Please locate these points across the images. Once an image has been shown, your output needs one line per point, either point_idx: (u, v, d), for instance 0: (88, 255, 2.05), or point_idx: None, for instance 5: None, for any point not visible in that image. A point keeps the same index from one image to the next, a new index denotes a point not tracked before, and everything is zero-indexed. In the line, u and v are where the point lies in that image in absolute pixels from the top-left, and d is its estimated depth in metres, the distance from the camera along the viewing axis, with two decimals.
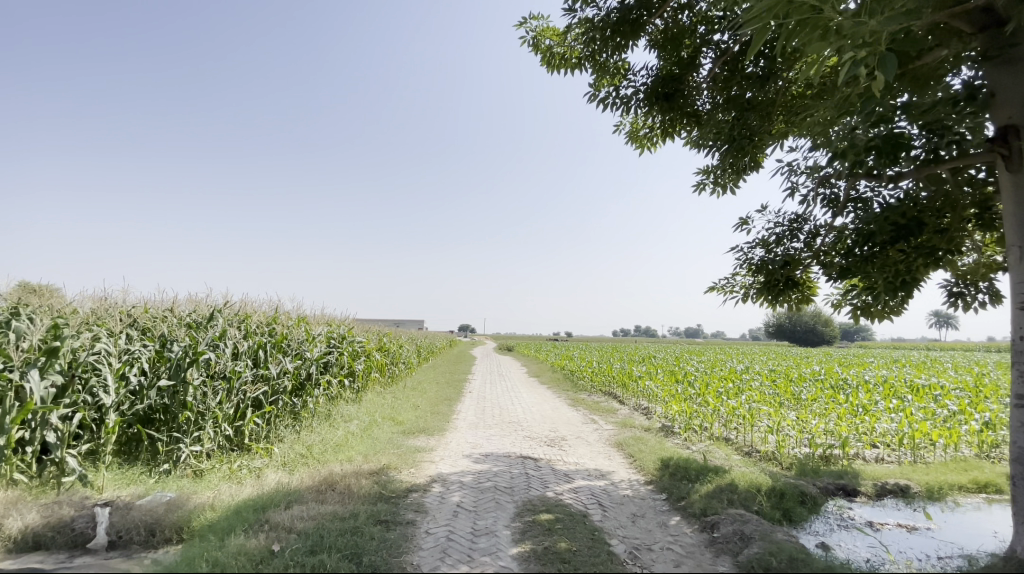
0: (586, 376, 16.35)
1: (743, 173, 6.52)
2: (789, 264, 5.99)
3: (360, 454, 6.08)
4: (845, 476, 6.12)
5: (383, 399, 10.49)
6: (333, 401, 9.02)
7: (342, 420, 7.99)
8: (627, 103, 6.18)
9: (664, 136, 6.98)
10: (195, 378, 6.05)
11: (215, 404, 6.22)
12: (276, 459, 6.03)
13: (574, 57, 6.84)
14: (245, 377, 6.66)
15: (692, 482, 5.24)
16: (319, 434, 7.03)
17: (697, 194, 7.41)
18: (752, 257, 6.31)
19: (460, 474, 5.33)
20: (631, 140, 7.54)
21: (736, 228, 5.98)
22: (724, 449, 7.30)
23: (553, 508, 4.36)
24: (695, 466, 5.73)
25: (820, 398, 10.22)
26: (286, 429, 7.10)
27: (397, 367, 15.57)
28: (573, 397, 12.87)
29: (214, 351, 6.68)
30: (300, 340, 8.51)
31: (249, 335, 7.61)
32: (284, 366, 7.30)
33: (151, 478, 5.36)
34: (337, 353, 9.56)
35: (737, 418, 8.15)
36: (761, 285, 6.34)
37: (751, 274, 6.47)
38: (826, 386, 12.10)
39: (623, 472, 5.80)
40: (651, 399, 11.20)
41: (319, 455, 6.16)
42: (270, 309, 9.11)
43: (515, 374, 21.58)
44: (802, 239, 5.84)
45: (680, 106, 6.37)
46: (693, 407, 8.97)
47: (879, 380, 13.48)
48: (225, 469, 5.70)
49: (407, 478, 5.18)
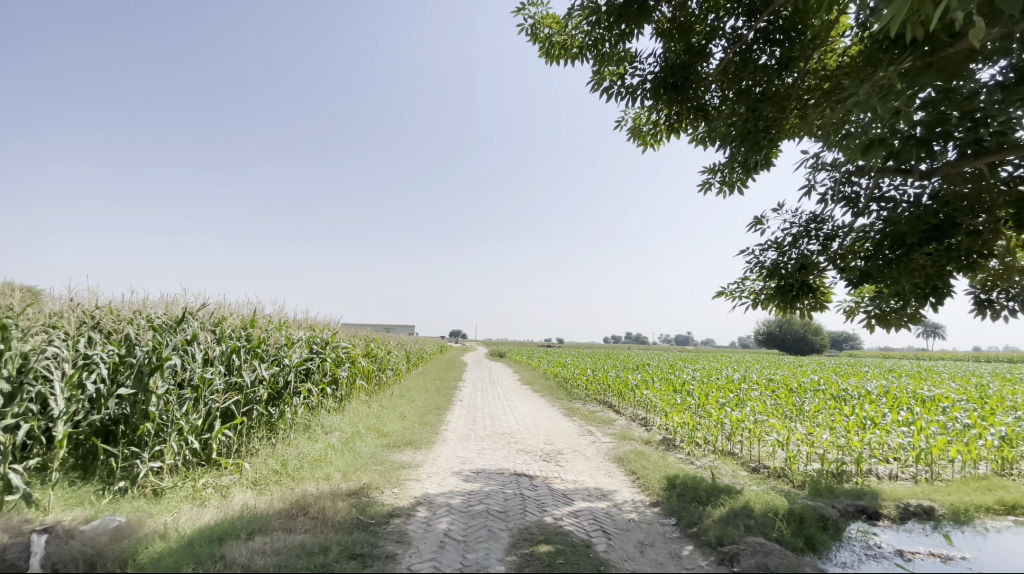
0: (580, 384, 15.88)
1: (753, 172, 6.16)
2: (804, 268, 5.61)
3: (339, 471, 5.56)
4: (865, 497, 5.73)
5: (368, 408, 9.95)
6: (314, 410, 8.48)
7: (323, 432, 7.44)
8: (633, 93, 5.78)
9: (669, 132, 6.60)
10: (159, 387, 5.51)
11: (181, 414, 5.67)
12: (246, 476, 5.48)
13: (574, 47, 6.45)
14: (216, 384, 6.12)
15: (703, 505, 4.78)
16: (296, 448, 6.49)
17: (703, 194, 7.04)
18: (764, 261, 5.92)
19: (448, 495, 4.83)
20: (634, 137, 7.15)
21: (749, 228, 5.56)
22: (730, 465, 6.86)
23: (553, 537, 3.87)
24: (704, 485, 5.28)
25: (824, 409, 9.83)
26: (260, 442, 6.55)
27: (384, 373, 15.02)
28: (567, 406, 12.41)
29: (182, 356, 6.14)
30: (280, 345, 7.98)
31: (223, 339, 7.07)
32: (260, 373, 6.78)
33: (103, 498, 4.77)
34: (319, 360, 9.01)
35: (743, 431, 7.72)
36: (774, 291, 5.89)
37: (763, 278, 6.06)
38: (829, 396, 11.75)
39: (626, 492, 5.33)
40: (650, 409, 10.78)
41: (295, 471, 5.63)
42: (248, 312, 8.55)
43: (506, 382, 21.04)
44: (820, 241, 5.46)
45: (689, 99, 6.00)
46: (695, 419, 8.54)
47: (880, 390, 13.15)
48: (187, 488, 5.13)
49: (389, 500, 4.68)
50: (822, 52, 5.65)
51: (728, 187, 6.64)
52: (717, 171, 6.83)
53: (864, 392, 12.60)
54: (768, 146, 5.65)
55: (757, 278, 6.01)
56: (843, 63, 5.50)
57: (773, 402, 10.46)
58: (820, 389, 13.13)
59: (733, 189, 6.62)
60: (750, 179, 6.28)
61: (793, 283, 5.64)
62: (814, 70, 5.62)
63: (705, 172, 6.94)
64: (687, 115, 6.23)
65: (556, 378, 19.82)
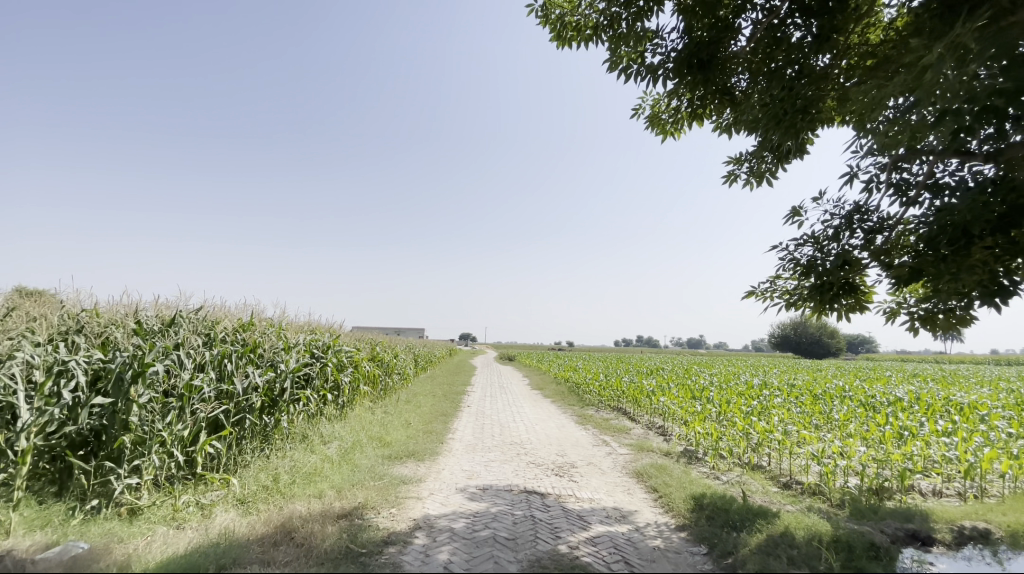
0: (592, 389, 15.34)
1: (785, 160, 5.71)
2: (846, 265, 5.04)
3: (333, 488, 5.09)
4: (914, 519, 5.15)
5: (372, 415, 9.50)
6: (314, 418, 8.05)
7: (322, 442, 7.02)
8: (654, 73, 5.28)
9: (692, 118, 6.14)
10: (139, 396, 5.10)
11: (164, 425, 5.26)
12: (232, 493, 5.04)
13: (588, 28, 5.98)
14: (205, 392, 5.71)
15: (737, 530, 4.24)
16: (290, 460, 6.05)
17: (727, 186, 6.57)
18: (799, 257, 5.38)
19: (450, 517, 4.34)
20: (652, 126, 6.67)
21: (785, 220, 5.01)
22: (760, 480, 6.32)
23: (569, 571, 3.36)
24: (736, 506, 4.75)
25: (855, 418, 9.21)
26: (253, 454, 6.13)
27: (391, 378, 14.59)
28: (579, 413, 11.88)
29: (167, 362, 5.73)
30: (278, 350, 7.59)
31: (214, 344, 6.68)
32: (253, 379, 6.26)
33: (73, 520, 4.38)
34: (319, 365, 8.60)
35: (771, 443, 7.16)
36: (810, 290, 5.34)
37: (797, 277, 5.52)
38: (857, 403, 11.10)
39: (648, 514, 4.82)
40: (667, 417, 10.24)
41: (285, 487, 5.18)
42: (244, 315, 8.16)
43: (516, 386, 20.50)
44: (863, 234, 4.93)
45: (714, 78, 5.51)
46: (718, 428, 7.98)
47: (909, 396, 12.45)
48: (166, 506, 4.70)
49: (386, 523, 4.19)
50: (864, 26, 5.15)
51: (757, 177, 6.21)
52: (743, 161, 6.37)
53: (893, 399, 11.92)
54: (804, 133, 5.15)
55: (791, 276, 5.46)
56: (888, 38, 5.00)
57: (798, 409, 9.86)
58: (846, 395, 12.47)
59: (762, 179, 6.18)
60: (782, 168, 5.80)
61: (834, 280, 5.09)
62: (856, 45, 5.11)
63: (729, 162, 6.48)
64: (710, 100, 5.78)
65: (567, 384, 19.26)
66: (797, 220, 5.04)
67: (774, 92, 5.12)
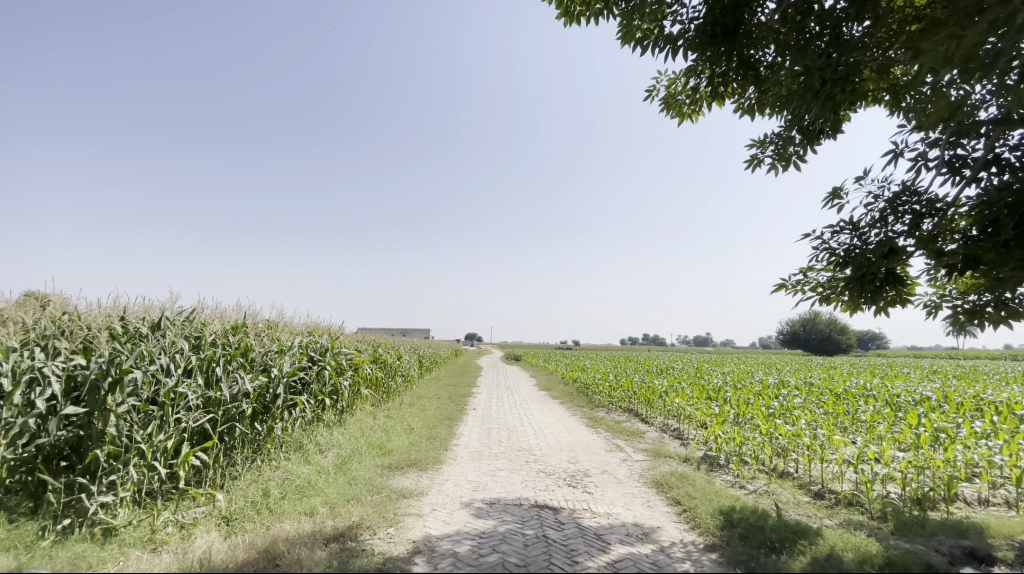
0: (602, 390, 14.86)
1: (815, 141, 5.29)
2: (891, 253, 4.57)
3: (327, 504, 4.65)
4: (969, 535, 4.65)
5: (373, 420, 9.08)
6: (311, 425, 7.63)
7: (318, 451, 6.60)
8: (673, 45, 4.82)
9: (712, 98, 5.67)
10: (116, 405, 4.69)
11: (145, 436, 4.84)
12: (217, 511, 4.61)
13: (598, 1, 5.52)
14: (189, 399, 5.29)
15: (776, 551, 3.78)
16: (283, 471, 5.63)
17: (750, 171, 6.12)
18: (835, 246, 4.91)
19: (454, 539, 3.90)
20: (667, 108, 6.21)
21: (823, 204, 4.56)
22: (790, 489, 5.85)
23: None
24: (772, 522, 4.27)
25: (883, 419, 8.70)
26: (244, 465, 5.71)
27: (394, 381, 14.16)
28: (589, 415, 11.41)
29: (148, 367, 5.30)
30: (271, 353, 7.17)
31: (201, 347, 6.25)
32: (242, 385, 5.83)
33: (42, 541, 3.94)
34: (316, 368, 8.18)
35: (799, 448, 6.67)
36: (849, 281, 4.87)
37: (832, 268, 5.04)
38: (882, 403, 10.53)
39: (673, 531, 4.36)
40: (683, 419, 9.76)
41: (275, 503, 4.74)
42: (236, 316, 7.75)
43: (522, 388, 20.05)
44: (909, 218, 4.48)
45: (739, 50, 5.04)
46: (739, 432, 7.50)
47: (935, 395, 11.86)
48: (144, 527, 4.27)
49: (382, 548, 3.74)
50: None
51: (782, 162, 5.79)
52: (767, 144, 5.93)
53: (919, 398, 11.33)
54: (842, 111, 4.69)
55: (826, 267, 4.98)
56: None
57: (822, 409, 9.33)
58: (869, 395, 11.88)
59: (790, 162, 5.76)
60: (813, 148, 5.33)
61: (876, 269, 4.62)
62: (897, 10, 4.63)
63: (752, 145, 6.04)
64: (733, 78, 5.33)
65: (575, 384, 18.78)
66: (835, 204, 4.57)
67: (807, 63, 4.64)
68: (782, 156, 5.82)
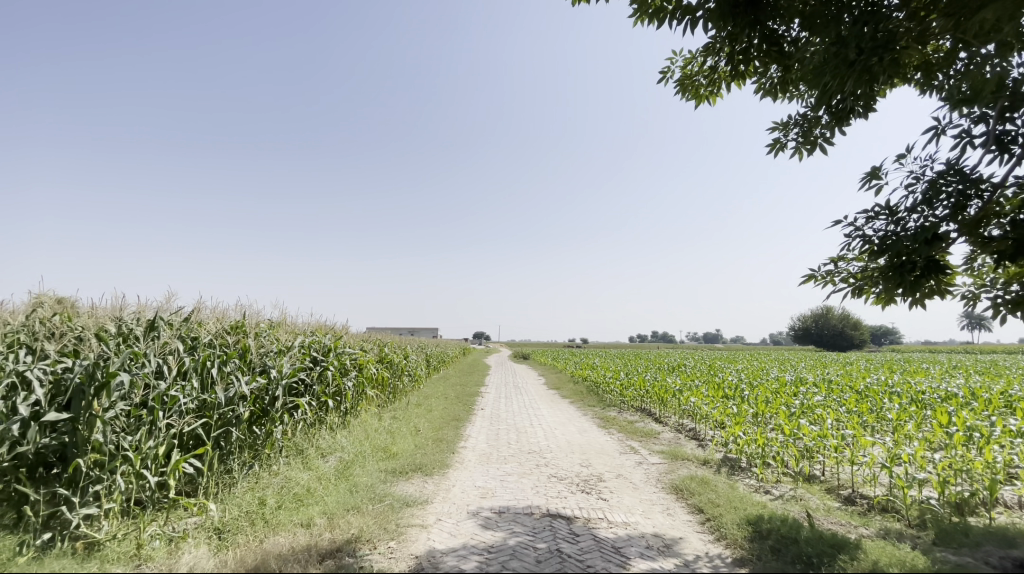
0: (613, 389, 14.49)
1: (844, 121, 4.93)
2: (932, 240, 4.19)
3: (324, 515, 4.37)
4: (1020, 544, 4.26)
5: (378, 422, 8.80)
6: (313, 428, 7.37)
7: (319, 456, 6.32)
8: (691, 18, 4.48)
9: (732, 77, 5.32)
10: (103, 410, 4.43)
11: (134, 443, 4.58)
12: (209, 522, 4.34)
13: None
14: (181, 404, 5.02)
15: (814, 568, 3.43)
16: (282, 478, 5.36)
17: (772, 155, 5.75)
18: (869, 233, 4.53)
19: (460, 554, 3.59)
20: (683, 91, 5.87)
21: (859, 187, 4.18)
22: (818, 495, 5.51)
23: None
24: (805, 533, 3.92)
25: (911, 417, 8.27)
26: (240, 472, 5.44)
27: (400, 381, 13.91)
28: (601, 416, 11.04)
29: (138, 370, 5.04)
30: (271, 353, 6.91)
31: (197, 347, 6.00)
32: (239, 388, 5.55)
33: (19, 558, 3.69)
34: (318, 369, 7.91)
35: (826, 449, 6.29)
36: (884, 270, 4.52)
37: (865, 256, 4.67)
38: (907, 401, 10.10)
39: (696, 542, 4.03)
40: (698, 418, 9.39)
41: (270, 513, 4.46)
42: (235, 316, 7.49)
43: (531, 387, 19.75)
44: (953, 201, 4.10)
45: (763, 22, 4.67)
46: (761, 432, 7.13)
47: (962, 392, 11.39)
48: (129, 541, 4.01)
49: (381, 565, 3.45)
50: None
51: (808, 145, 5.42)
52: (790, 126, 5.57)
53: (945, 395, 10.88)
54: (877, 86, 4.32)
55: (858, 257, 4.61)
56: None
57: (845, 407, 8.93)
58: (892, 391, 11.43)
59: (815, 145, 5.40)
60: (844, 128, 4.95)
61: (916, 256, 4.26)
62: None
63: (774, 129, 5.69)
64: (754, 56, 4.97)
65: (586, 383, 18.40)
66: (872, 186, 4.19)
67: (839, 34, 4.28)
68: (806, 140, 5.46)
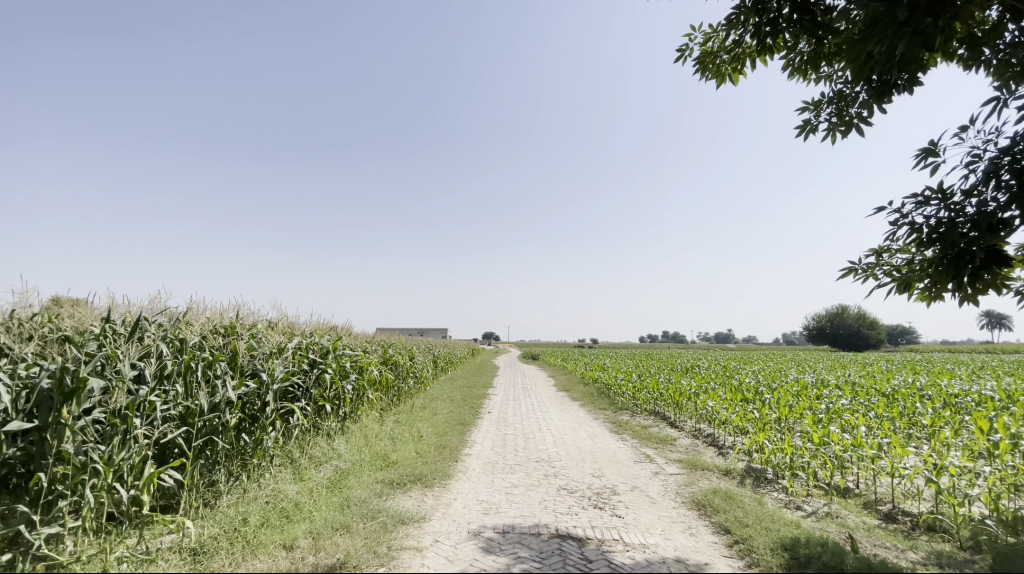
0: (624, 392, 13.96)
1: (885, 97, 4.43)
2: (994, 227, 3.68)
3: (310, 536, 3.96)
4: None
5: (379, 427, 8.40)
6: (309, 435, 6.98)
7: (313, 466, 5.92)
8: None
9: (758, 52, 4.84)
10: (71, 419, 4.07)
11: (107, 454, 4.22)
12: (184, 541, 3.97)
13: None
14: (158, 411, 4.64)
15: None
16: (269, 490, 4.97)
17: (802, 138, 5.25)
18: (919, 221, 4.02)
19: None
20: (703, 69, 5.40)
21: (913, 166, 3.67)
22: (855, 511, 5.00)
23: None
24: (851, 562, 3.43)
25: (948, 423, 7.67)
26: (225, 483, 5.06)
27: (405, 383, 13.53)
28: (613, 420, 10.55)
29: (114, 376, 4.67)
30: (263, 355, 6.53)
31: (182, 349, 5.61)
32: (224, 393, 5.17)
33: None
34: (316, 372, 7.53)
35: (861, 459, 5.76)
36: (935, 263, 4.01)
37: (913, 247, 4.16)
38: (939, 404, 9.49)
39: (726, 570, 3.56)
40: (716, 424, 8.87)
41: (250, 532, 4.05)
42: (227, 317, 7.11)
43: (540, 388, 19.33)
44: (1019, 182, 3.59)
45: None
46: (787, 440, 6.61)
47: (997, 394, 10.73)
48: (94, 565, 3.65)
49: None
50: None
51: (842, 125, 4.93)
52: (822, 105, 5.08)
53: (980, 398, 10.23)
54: (928, 53, 3.82)
55: (903, 248, 4.20)
56: None
57: (874, 412, 8.36)
58: (921, 394, 10.80)
59: (850, 126, 4.91)
60: (885, 104, 4.46)
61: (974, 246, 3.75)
62: None
63: (804, 109, 5.22)
64: (785, 25, 4.48)
65: (597, 385, 17.86)
66: (928, 164, 3.68)
67: None
68: (841, 119, 4.97)
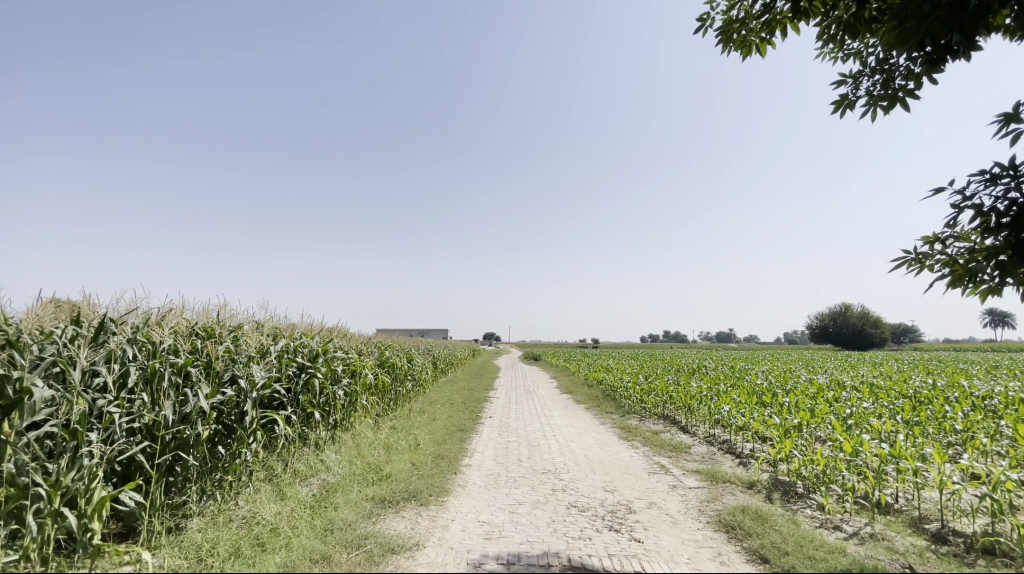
0: (631, 395, 13.37)
1: (938, 66, 3.89)
2: None
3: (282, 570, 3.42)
4: None
5: (372, 435, 7.83)
6: (295, 446, 6.42)
7: (295, 482, 5.37)
8: None
9: (793, 17, 4.32)
10: (10, 434, 3.52)
11: (54, 474, 3.68)
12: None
13: None
14: (118, 424, 4.11)
15: None
16: (244, 513, 4.43)
17: (839, 114, 4.72)
18: (988, 203, 3.48)
19: None
20: (729, 39, 4.89)
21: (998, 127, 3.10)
22: (902, 533, 4.45)
23: None
24: None
25: (985, 429, 7.09)
26: (195, 504, 4.52)
27: (402, 386, 12.95)
28: (621, 425, 9.99)
29: (69, 384, 4.11)
30: (244, 359, 5.99)
31: (154, 353, 5.06)
32: (196, 402, 4.64)
33: None
34: (304, 376, 6.98)
35: (901, 473, 5.21)
36: (1004, 251, 3.48)
37: (976, 235, 3.63)
38: (969, 408, 8.90)
39: None
40: (733, 430, 8.31)
41: (216, 564, 3.51)
42: (206, 317, 6.52)
43: (541, 390, 18.74)
44: None
45: None
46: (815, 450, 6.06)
47: None
48: None
49: None
50: None
51: (884, 99, 4.41)
52: (862, 78, 4.56)
53: (1009, 400, 9.62)
54: None
55: (963, 236, 3.68)
56: None
57: (902, 417, 7.80)
58: (946, 397, 10.20)
59: (894, 100, 4.39)
60: (940, 71, 3.91)
61: None
62: None
63: (840, 83, 4.72)
64: None
65: (602, 387, 17.28)
66: (1012, 132, 3.12)
67: None
68: (883, 93, 4.45)
